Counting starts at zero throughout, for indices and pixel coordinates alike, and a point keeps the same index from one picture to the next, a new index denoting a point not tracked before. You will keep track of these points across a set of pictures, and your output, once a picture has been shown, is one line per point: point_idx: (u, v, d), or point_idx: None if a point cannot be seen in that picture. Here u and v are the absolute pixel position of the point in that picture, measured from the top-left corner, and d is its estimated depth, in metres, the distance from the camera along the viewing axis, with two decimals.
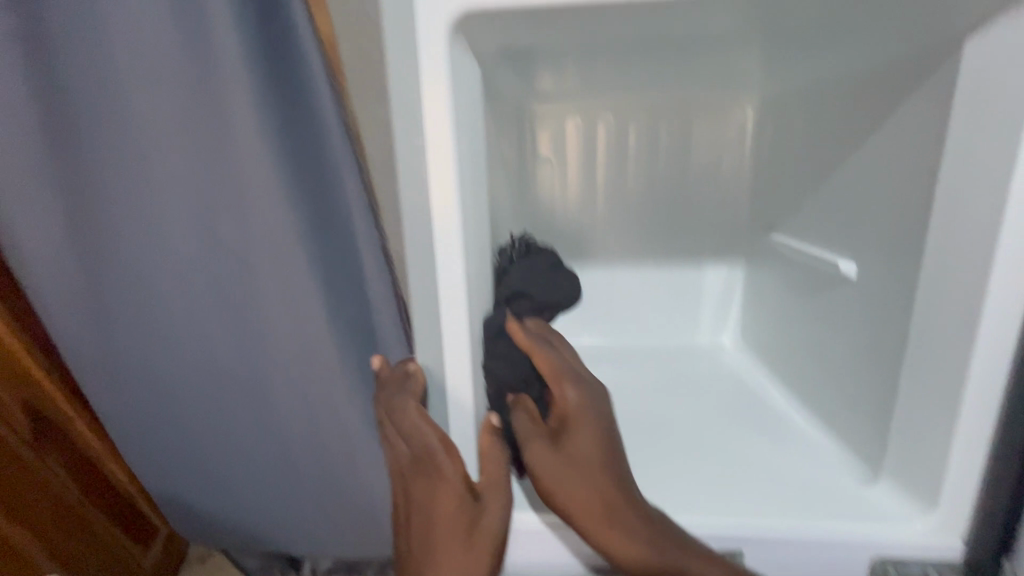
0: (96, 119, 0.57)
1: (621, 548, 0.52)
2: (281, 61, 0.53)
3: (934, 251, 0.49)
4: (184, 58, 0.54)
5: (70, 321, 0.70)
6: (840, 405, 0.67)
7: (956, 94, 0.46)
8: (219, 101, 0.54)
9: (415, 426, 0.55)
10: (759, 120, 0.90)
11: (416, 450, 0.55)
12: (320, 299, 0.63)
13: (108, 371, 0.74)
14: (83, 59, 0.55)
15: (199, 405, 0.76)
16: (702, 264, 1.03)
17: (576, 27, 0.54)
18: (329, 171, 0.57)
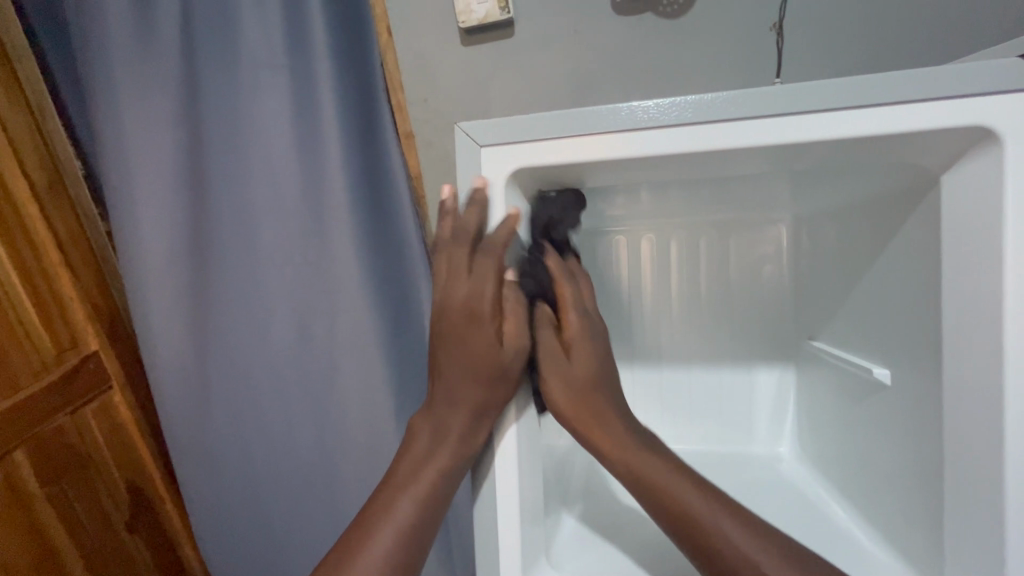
0: (248, 263, 0.98)
1: (639, 477, 0.60)
2: (383, 232, 0.96)
3: (955, 361, 0.53)
4: (310, 231, 0.96)
5: (192, 391, 1.05)
6: (896, 519, 0.65)
7: (944, 226, 0.53)
8: (331, 254, 0.95)
9: (459, 273, 0.59)
10: (793, 237, 0.98)
11: (470, 290, 0.59)
12: (383, 371, 0.98)
13: (213, 428, 1.06)
14: (253, 231, 0.97)
15: (278, 454, 1.06)
16: (752, 368, 1.05)
17: (611, 176, 0.66)
18: (407, 292, 0.99)
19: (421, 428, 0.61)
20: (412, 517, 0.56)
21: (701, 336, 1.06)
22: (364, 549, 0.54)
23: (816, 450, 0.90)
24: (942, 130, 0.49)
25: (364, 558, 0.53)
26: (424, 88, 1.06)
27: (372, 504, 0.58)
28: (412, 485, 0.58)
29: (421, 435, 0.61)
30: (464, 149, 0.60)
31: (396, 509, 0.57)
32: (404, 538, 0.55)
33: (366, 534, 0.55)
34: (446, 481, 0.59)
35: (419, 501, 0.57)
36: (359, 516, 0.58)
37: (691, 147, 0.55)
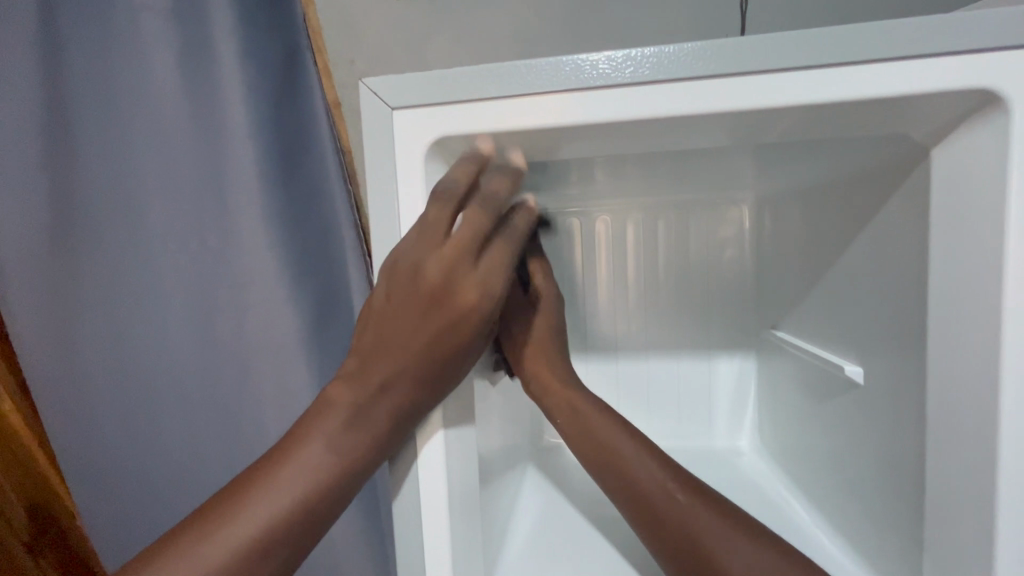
0: (136, 249, 0.81)
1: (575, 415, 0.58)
2: (305, 217, 0.82)
3: (941, 361, 0.46)
4: (213, 212, 0.80)
5: (66, 406, 0.85)
6: (867, 528, 0.60)
7: (935, 208, 0.46)
8: (240, 240, 0.81)
9: (465, 255, 0.46)
10: (755, 219, 0.92)
11: (485, 279, 0.47)
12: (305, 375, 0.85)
13: (96, 451, 0.87)
14: (139, 209, 0.80)
15: (179, 476, 0.89)
16: (712, 358, 0.99)
17: (560, 148, 0.56)
18: (336, 287, 0.86)
19: (335, 405, 0.47)
20: (282, 520, 0.45)
21: (661, 325, 0.99)
22: (214, 540, 0.43)
23: (778, 445, 0.85)
24: (941, 94, 0.41)
25: (209, 552, 0.43)
26: (350, 47, 0.92)
27: (242, 481, 0.46)
28: (314, 468, 0.46)
29: (337, 405, 0.47)
30: (373, 110, 0.48)
31: (265, 501, 0.45)
32: (265, 544, 0.44)
33: (222, 522, 0.44)
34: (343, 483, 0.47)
35: (296, 500, 0.45)
36: (225, 491, 0.46)
37: (651, 113, 0.45)
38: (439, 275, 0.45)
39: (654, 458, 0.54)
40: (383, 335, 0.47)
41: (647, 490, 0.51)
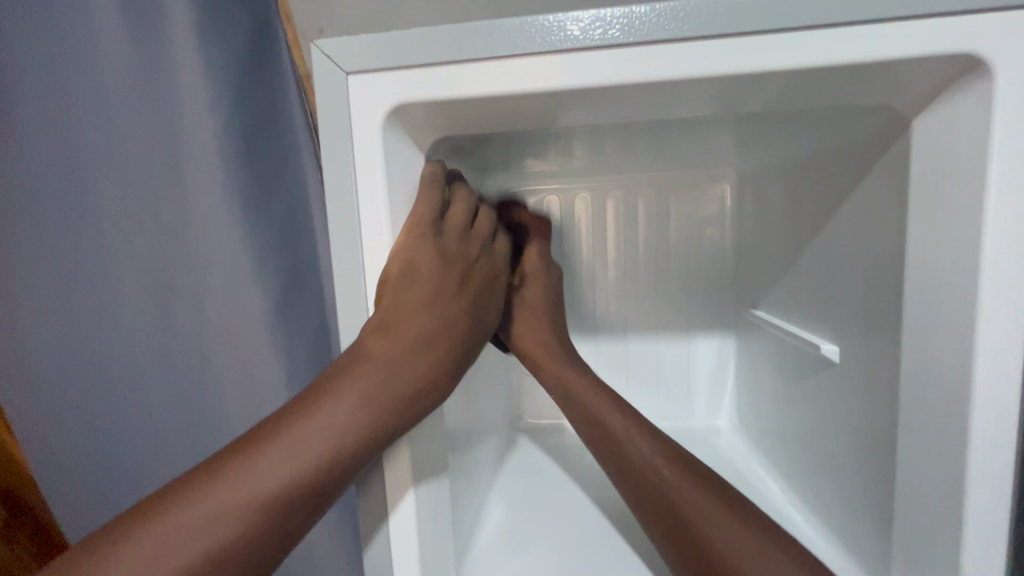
0: None
1: (572, 391, 0.56)
2: None
3: (915, 338, 0.45)
4: None
5: None
6: (837, 506, 0.60)
7: (915, 181, 0.44)
8: None
9: (483, 251, 0.53)
10: (737, 197, 0.90)
11: (496, 263, 0.54)
12: None
13: None
14: None
15: None
16: (691, 338, 0.98)
17: (531, 119, 0.53)
18: None
19: (372, 360, 0.45)
20: (303, 480, 0.41)
21: (642, 305, 0.98)
22: (223, 497, 0.39)
23: (755, 425, 0.85)
24: (925, 59, 0.39)
25: (217, 509, 0.39)
26: (316, 11, 0.87)
27: (259, 434, 0.42)
28: (350, 422, 0.43)
29: (372, 359, 0.45)
30: (326, 73, 0.44)
31: (285, 459, 0.41)
32: (282, 507, 0.40)
33: (234, 476, 0.40)
34: (369, 450, 0.44)
35: (327, 463, 0.42)
36: (240, 443, 0.42)
37: (622, 79, 0.42)
38: (467, 266, 0.51)
39: (643, 431, 0.52)
40: (421, 299, 0.47)
41: (639, 462, 0.49)
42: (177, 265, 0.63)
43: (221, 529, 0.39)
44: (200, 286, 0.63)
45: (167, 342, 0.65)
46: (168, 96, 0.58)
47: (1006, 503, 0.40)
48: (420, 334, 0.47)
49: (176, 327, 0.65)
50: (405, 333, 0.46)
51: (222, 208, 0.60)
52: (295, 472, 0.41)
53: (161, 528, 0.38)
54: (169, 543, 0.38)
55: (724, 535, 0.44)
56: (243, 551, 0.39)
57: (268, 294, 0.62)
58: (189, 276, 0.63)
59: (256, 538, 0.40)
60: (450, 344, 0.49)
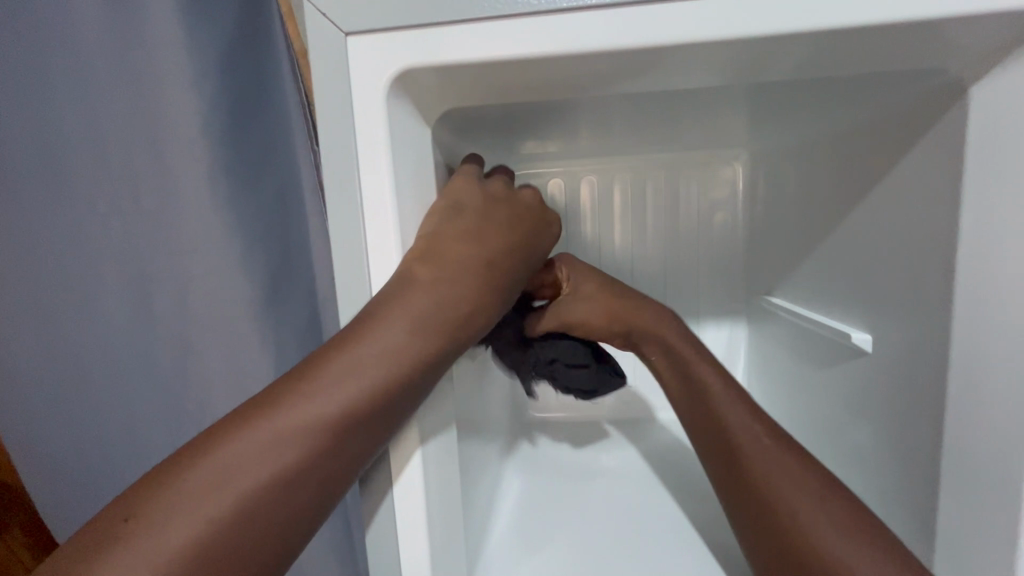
0: None
1: (681, 362, 0.56)
2: None
3: (968, 324, 0.42)
4: None
5: None
6: (868, 500, 0.57)
7: (971, 153, 0.41)
8: None
9: (522, 204, 0.49)
10: (749, 178, 0.86)
11: (536, 214, 0.50)
12: None
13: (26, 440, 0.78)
14: None
15: None
16: (701, 326, 0.95)
17: (548, 89, 0.48)
18: None
19: (417, 285, 0.41)
20: (350, 412, 0.38)
21: (650, 294, 0.94)
22: (278, 422, 0.37)
23: (770, 414, 0.82)
24: (995, 15, 0.35)
25: (274, 435, 0.36)
26: None
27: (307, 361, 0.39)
28: (393, 350, 0.40)
29: (415, 285, 0.41)
30: (323, 33, 0.39)
31: (341, 383, 0.38)
32: (324, 446, 0.38)
33: (274, 412, 0.37)
34: (425, 374, 0.41)
35: (371, 394, 0.39)
36: (288, 371, 0.39)
37: (656, 38, 0.38)
38: (504, 211, 0.47)
39: (744, 407, 0.52)
40: (473, 223, 0.45)
41: (737, 439, 0.50)
42: (149, 254, 0.55)
43: (278, 456, 0.36)
44: (177, 277, 0.56)
45: (143, 340, 0.59)
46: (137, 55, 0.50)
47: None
48: (480, 257, 0.44)
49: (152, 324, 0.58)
50: (460, 252, 0.43)
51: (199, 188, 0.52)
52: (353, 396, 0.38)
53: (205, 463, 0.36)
54: (226, 472, 0.35)
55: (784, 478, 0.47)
56: (303, 479, 0.37)
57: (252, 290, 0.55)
58: (163, 264, 0.55)
59: (319, 464, 0.38)
60: (509, 272, 0.46)
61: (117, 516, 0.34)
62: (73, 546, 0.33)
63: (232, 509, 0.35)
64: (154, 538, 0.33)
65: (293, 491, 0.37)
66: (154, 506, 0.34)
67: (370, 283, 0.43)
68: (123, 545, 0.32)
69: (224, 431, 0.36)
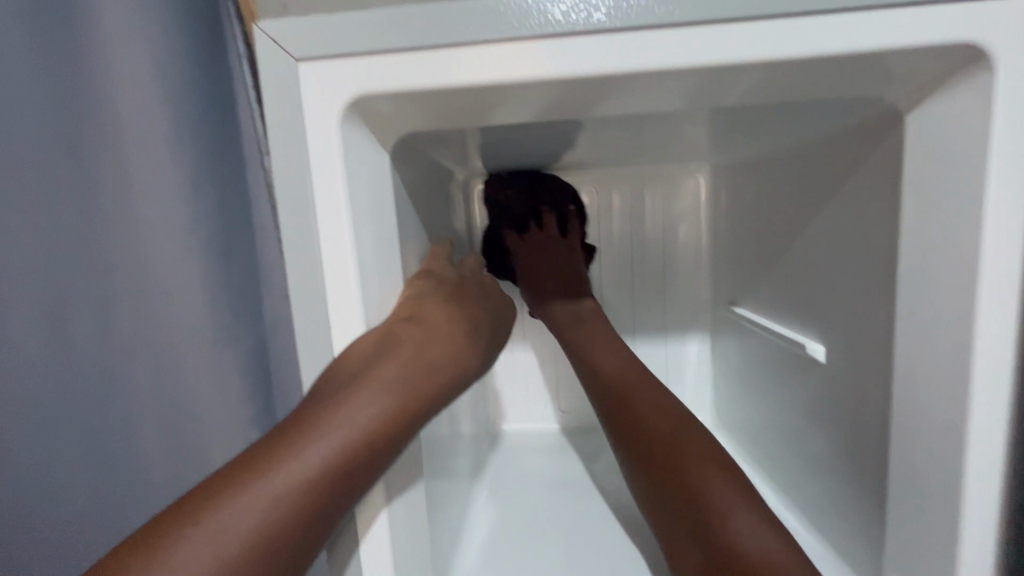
0: None
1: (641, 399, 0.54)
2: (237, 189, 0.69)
3: (908, 341, 0.44)
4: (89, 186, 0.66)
5: None
6: (828, 510, 0.59)
7: (908, 179, 0.42)
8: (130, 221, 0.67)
9: (485, 286, 0.56)
10: (712, 191, 0.88)
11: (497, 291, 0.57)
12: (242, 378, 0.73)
13: None
14: None
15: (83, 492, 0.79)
16: (670, 337, 0.96)
17: (508, 115, 0.49)
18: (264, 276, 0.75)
19: (402, 343, 0.42)
20: (335, 471, 0.38)
21: (620, 304, 0.95)
22: (266, 484, 0.37)
23: (736, 424, 0.84)
24: (921, 51, 0.36)
25: (263, 497, 0.36)
26: None
27: (294, 420, 0.40)
28: (377, 408, 0.40)
29: (400, 342, 0.42)
30: (274, 61, 0.39)
31: (330, 441, 0.38)
32: (311, 505, 0.37)
33: (258, 474, 0.37)
34: (407, 430, 0.43)
35: (356, 452, 0.39)
36: (275, 431, 0.40)
37: (605, 67, 0.38)
38: (473, 290, 0.54)
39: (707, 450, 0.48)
40: (450, 292, 0.50)
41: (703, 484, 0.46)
42: (117, 271, 0.61)
43: (268, 514, 0.36)
44: (148, 290, 0.63)
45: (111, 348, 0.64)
46: (103, 99, 0.56)
47: (998, 516, 0.39)
48: (460, 318, 0.48)
49: (123, 334, 0.64)
50: (443, 313, 0.47)
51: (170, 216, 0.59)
52: (340, 454, 0.38)
53: (189, 529, 0.35)
54: (212, 534, 0.35)
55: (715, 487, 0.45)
56: (290, 537, 0.37)
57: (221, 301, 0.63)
58: (130, 281, 0.62)
59: (303, 527, 0.37)
60: (483, 332, 0.50)
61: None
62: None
63: (221, 564, 0.34)
64: None
65: (275, 557, 0.36)
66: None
67: (326, 311, 0.42)
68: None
69: (212, 492, 0.37)
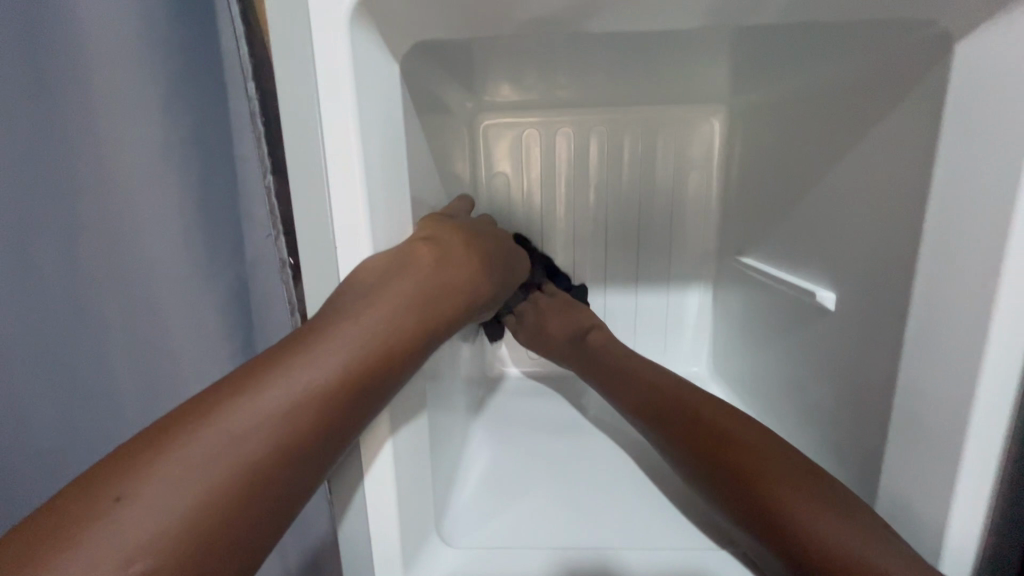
0: None
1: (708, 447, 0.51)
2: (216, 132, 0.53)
3: (927, 282, 0.43)
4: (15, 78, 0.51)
5: None
6: (818, 452, 0.60)
7: (951, 113, 0.40)
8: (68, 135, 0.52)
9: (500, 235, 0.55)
10: (726, 135, 0.85)
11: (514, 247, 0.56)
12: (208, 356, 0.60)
13: None
14: None
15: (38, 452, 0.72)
16: (672, 286, 0.95)
17: (530, 28, 0.45)
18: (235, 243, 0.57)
19: (416, 262, 0.41)
20: (348, 381, 0.38)
21: (624, 249, 0.93)
22: (279, 388, 0.36)
23: (733, 371, 0.85)
24: None
25: (272, 406, 0.35)
26: None
27: (301, 334, 0.38)
28: (390, 321, 0.40)
29: (417, 261, 0.42)
30: None
31: (341, 352, 0.38)
32: (321, 411, 0.37)
33: (270, 377, 0.36)
34: (419, 350, 0.42)
35: (367, 363, 0.39)
36: (282, 343, 0.38)
37: None
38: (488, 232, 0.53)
39: (810, 493, 0.45)
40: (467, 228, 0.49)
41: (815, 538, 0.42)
42: (79, 191, 0.54)
43: (281, 417, 0.35)
44: (115, 211, 0.55)
45: (76, 274, 0.58)
46: None
47: (1003, 449, 0.40)
48: (474, 248, 0.47)
49: (87, 260, 0.57)
50: (457, 246, 0.45)
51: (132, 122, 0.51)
52: (352, 372, 0.38)
53: (201, 426, 0.34)
54: (225, 433, 0.34)
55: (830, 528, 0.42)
56: (300, 442, 0.36)
57: (198, 224, 0.55)
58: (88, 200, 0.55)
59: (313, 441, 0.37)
60: (494, 263, 0.49)
61: (96, 492, 0.31)
62: (47, 518, 0.30)
63: (233, 462, 0.34)
64: (152, 491, 0.32)
65: (287, 460, 0.36)
66: (146, 476, 0.32)
67: (332, 234, 0.40)
68: (111, 523, 0.30)
69: (220, 397, 0.35)
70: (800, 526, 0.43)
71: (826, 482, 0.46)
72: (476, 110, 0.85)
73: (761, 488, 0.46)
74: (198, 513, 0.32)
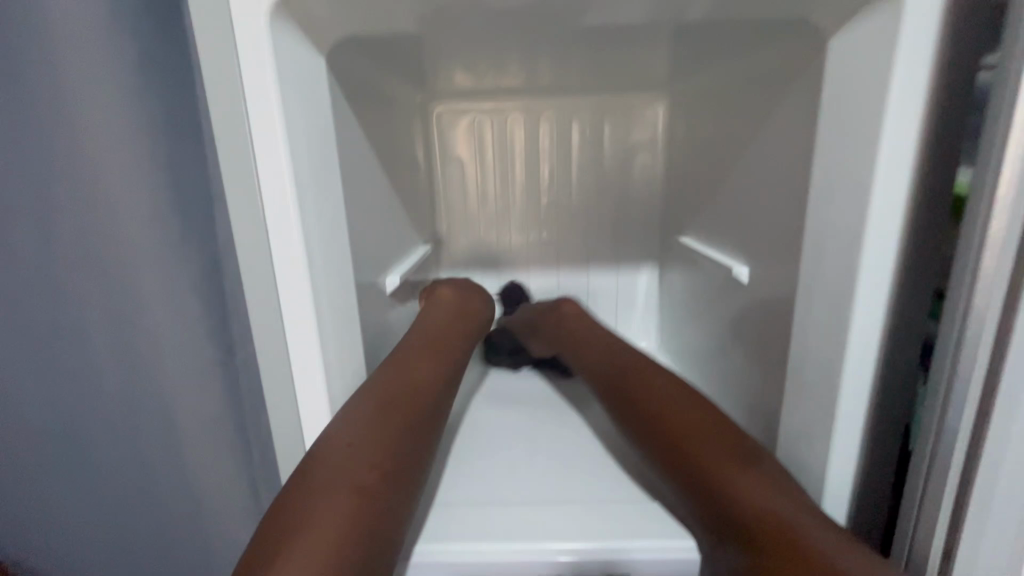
0: None
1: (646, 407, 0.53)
2: None
3: (809, 255, 0.48)
4: None
5: None
6: (737, 415, 0.65)
7: (823, 103, 0.45)
8: None
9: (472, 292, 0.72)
10: (668, 120, 0.89)
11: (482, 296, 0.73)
12: None
13: None
14: None
15: None
16: (621, 265, 0.99)
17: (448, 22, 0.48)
18: None
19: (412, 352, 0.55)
20: (397, 428, 0.46)
21: (575, 231, 0.97)
22: (370, 444, 0.44)
23: (675, 344, 0.90)
24: None
25: (355, 462, 0.43)
26: None
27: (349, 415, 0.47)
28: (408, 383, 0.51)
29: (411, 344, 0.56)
30: None
31: (381, 413, 0.47)
32: (395, 452, 0.45)
33: (379, 434, 0.45)
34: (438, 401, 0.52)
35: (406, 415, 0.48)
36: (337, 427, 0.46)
37: None
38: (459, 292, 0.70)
39: (729, 453, 0.47)
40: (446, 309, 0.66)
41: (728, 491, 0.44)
42: None
43: (367, 464, 0.43)
44: None
45: None
46: None
47: (869, 403, 0.46)
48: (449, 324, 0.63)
49: None
50: (439, 318, 0.63)
51: (90, 106, 0.43)
52: (397, 422, 0.47)
53: (301, 501, 0.40)
54: (357, 479, 0.41)
55: (742, 481, 0.44)
56: (395, 475, 0.44)
57: None
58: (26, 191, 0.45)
59: (420, 438, 0.48)
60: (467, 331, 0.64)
61: None
62: None
63: (362, 501, 0.40)
64: (283, 559, 0.36)
65: (393, 489, 0.43)
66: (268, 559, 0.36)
67: (264, 219, 0.45)
68: None
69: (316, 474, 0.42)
70: (716, 478, 0.45)
71: (743, 441, 0.49)
72: (427, 99, 0.88)
73: (683, 445, 0.49)
74: (362, 514, 0.40)
